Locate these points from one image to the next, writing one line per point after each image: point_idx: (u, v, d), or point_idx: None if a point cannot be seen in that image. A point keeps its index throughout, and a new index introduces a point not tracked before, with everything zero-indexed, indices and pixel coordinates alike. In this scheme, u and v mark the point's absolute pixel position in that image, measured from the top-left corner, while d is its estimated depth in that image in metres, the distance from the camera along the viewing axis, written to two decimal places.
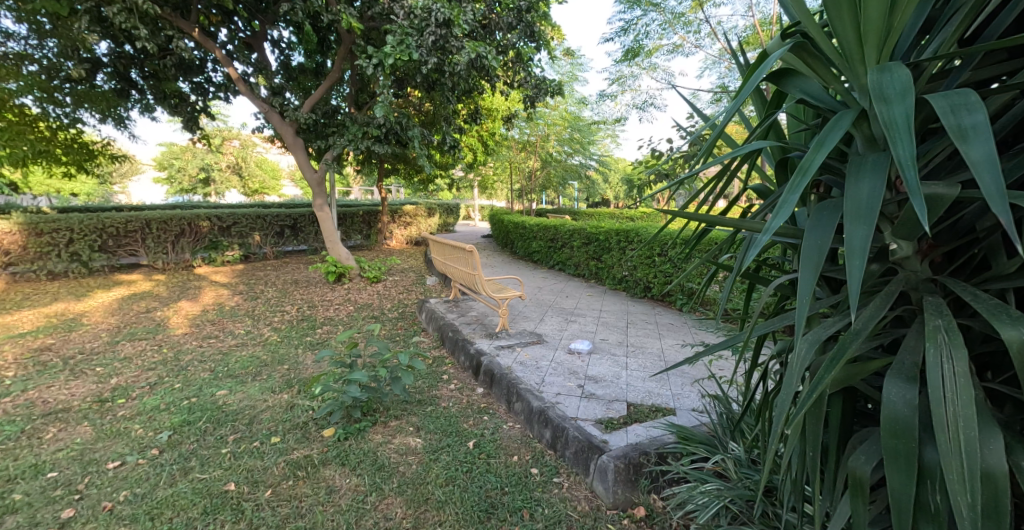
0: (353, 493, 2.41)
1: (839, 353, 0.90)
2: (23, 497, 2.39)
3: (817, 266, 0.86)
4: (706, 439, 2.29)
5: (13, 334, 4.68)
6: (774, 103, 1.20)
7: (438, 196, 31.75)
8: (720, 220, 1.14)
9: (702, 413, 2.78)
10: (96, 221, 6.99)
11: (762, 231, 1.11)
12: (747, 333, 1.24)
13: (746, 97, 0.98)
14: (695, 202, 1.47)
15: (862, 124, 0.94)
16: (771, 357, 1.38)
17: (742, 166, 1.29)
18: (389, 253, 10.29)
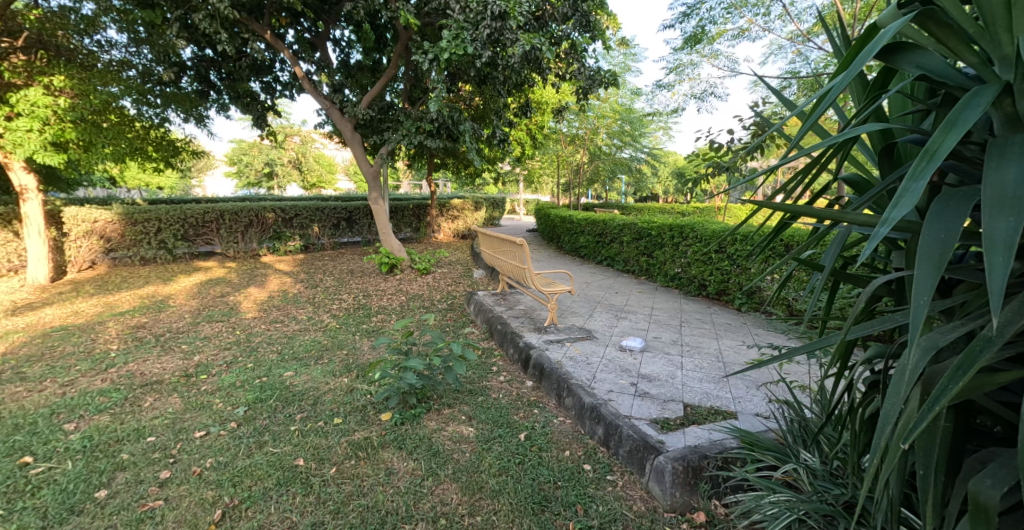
0: (411, 476, 2.49)
1: (965, 362, 0.82)
2: (129, 456, 2.66)
3: (942, 264, 0.78)
4: (774, 445, 2.16)
5: (114, 312, 5.20)
6: (878, 85, 1.10)
7: (485, 191, 32.08)
8: (809, 211, 1.06)
9: (768, 418, 2.64)
10: (179, 211, 7.61)
11: (859, 224, 1.02)
12: (839, 336, 1.15)
13: (851, 77, 0.90)
14: (775, 195, 1.37)
15: (1002, 102, 0.87)
16: (862, 363, 1.27)
17: (833, 156, 1.19)
18: (437, 246, 10.50)
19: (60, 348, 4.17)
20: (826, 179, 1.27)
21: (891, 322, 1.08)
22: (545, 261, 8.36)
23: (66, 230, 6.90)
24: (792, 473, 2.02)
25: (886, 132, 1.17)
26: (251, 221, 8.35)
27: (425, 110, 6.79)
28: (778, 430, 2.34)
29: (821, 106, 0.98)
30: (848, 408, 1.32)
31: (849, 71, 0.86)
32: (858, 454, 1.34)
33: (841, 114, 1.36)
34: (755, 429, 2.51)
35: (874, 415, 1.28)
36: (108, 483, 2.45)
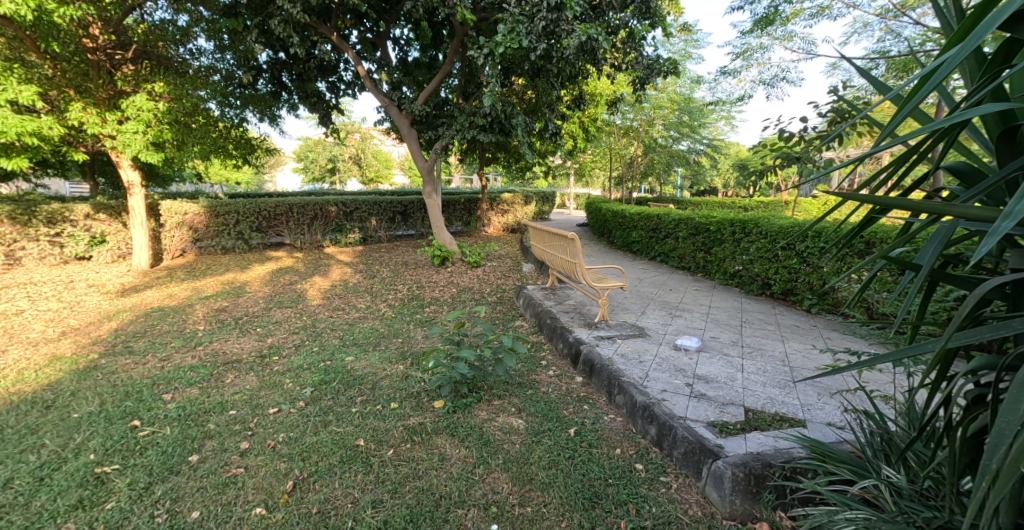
0: (463, 463, 2.56)
1: None
2: (215, 427, 2.92)
3: None
4: (850, 458, 2.01)
5: (200, 296, 5.70)
6: (997, 61, 0.99)
7: (536, 185, 32.05)
8: (907, 204, 0.98)
9: (842, 429, 2.47)
10: (255, 205, 8.18)
11: (967, 218, 0.94)
12: (940, 344, 1.05)
13: (967, 52, 0.82)
14: (861, 187, 1.28)
15: None
16: (963, 376, 1.16)
17: (936, 143, 1.09)
18: (487, 240, 10.63)
19: (157, 327, 4.63)
20: (924, 169, 1.17)
21: (1006, 330, 0.98)
22: (596, 256, 8.25)
23: (162, 222, 7.64)
24: (871, 490, 1.87)
25: (1005, 114, 1.06)
26: (316, 214, 8.83)
27: (479, 105, 6.86)
28: (855, 442, 2.18)
29: (925, 88, 0.90)
30: (945, 424, 1.20)
31: (965, 47, 0.78)
32: (958, 476, 1.23)
33: (946, 96, 1.24)
34: (828, 440, 2.36)
35: (979, 433, 1.16)
36: (199, 449, 2.71)
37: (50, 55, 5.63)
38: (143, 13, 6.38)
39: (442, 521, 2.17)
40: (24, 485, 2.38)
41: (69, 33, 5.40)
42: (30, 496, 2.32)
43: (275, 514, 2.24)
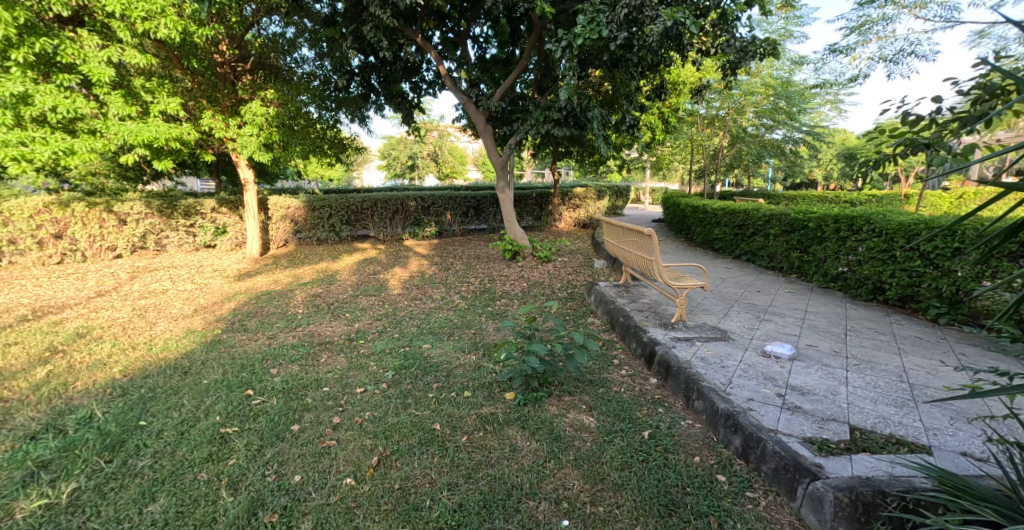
0: (533, 455, 2.59)
1: None
2: (312, 400, 3.19)
3: None
4: (994, 496, 1.70)
5: (299, 282, 6.26)
6: None
7: (610, 179, 31.26)
8: None
9: (983, 464, 2.16)
10: (345, 200, 8.79)
11: None
12: None
13: None
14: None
15: None
16: None
17: None
18: (558, 235, 10.56)
19: (265, 308, 5.15)
20: None
21: None
22: (673, 253, 7.86)
23: (270, 214, 8.49)
24: None
25: None
26: (397, 209, 9.30)
27: (555, 99, 6.81)
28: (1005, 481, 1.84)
29: None
30: None
31: None
32: None
33: None
34: (964, 474, 2.07)
35: None
36: (299, 419, 2.98)
37: (189, 70, 6.50)
38: (260, 28, 6.97)
39: (514, 511, 2.24)
40: (170, 437, 2.78)
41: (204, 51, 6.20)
42: (174, 446, 2.70)
43: (362, 485, 2.43)
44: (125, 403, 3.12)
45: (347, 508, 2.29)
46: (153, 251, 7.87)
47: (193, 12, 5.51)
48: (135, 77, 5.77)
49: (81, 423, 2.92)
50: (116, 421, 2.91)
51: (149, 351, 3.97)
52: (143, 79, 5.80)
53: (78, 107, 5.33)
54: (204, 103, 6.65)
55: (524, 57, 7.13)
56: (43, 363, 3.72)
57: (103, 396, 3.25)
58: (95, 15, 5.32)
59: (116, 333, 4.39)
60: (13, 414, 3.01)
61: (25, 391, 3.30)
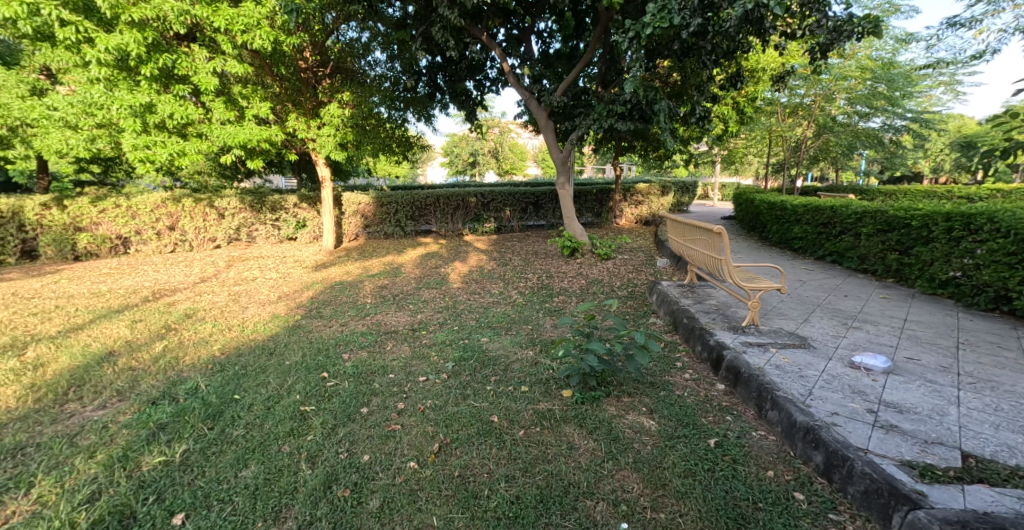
0: (591, 455, 2.55)
1: None
2: (379, 386, 3.33)
3: None
4: None
5: (368, 274, 6.55)
6: None
7: (676, 174, 29.99)
8: None
9: None
10: (410, 196, 9.10)
11: None
12: None
13: None
14: None
15: None
16: None
17: None
18: (619, 232, 10.31)
19: (338, 297, 5.45)
20: None
21: None
22: (744, 253, 7.39)
23: (343, 209, 8.97)
24: None
25: None
26: (458, 205, 9.49)
27: (620, 92, 6.62)
28: None
29: None
30: None
31: None
32: None
33: None
34: None
35: None
36: (368, 403, 3.12)
37: (278, 76, 7.01)
38: (338, 35, 7.36)
39: (572, 508, 2.23)
40: (260, 410, 3.02)
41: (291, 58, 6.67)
42: (262, 419, 2.92)
43: (425, 470, 2.51)
44: (223, 378, 3.43)
45: (411, 490, 2.37)
46: (245, 242, 8.61)
47: (283, 22, 5.95)
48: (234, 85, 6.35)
49: (189, 393, 3.24)
50: (217, 393, 3.20)
51: (241, 332, 4.35)
52: (241, 86, 6.37)
53: (189, 113, 5.95)
54: (289, 107, 7.15)
55: (589, 50, 6.98)
56: (160, 338, 4.20)
57: (205, 370, 3.59)
58: (205, 31, 5.91)
59: (214, 315, 4.84)
60: (138, 381, 3.41)
61: (147, 361, 3.72)
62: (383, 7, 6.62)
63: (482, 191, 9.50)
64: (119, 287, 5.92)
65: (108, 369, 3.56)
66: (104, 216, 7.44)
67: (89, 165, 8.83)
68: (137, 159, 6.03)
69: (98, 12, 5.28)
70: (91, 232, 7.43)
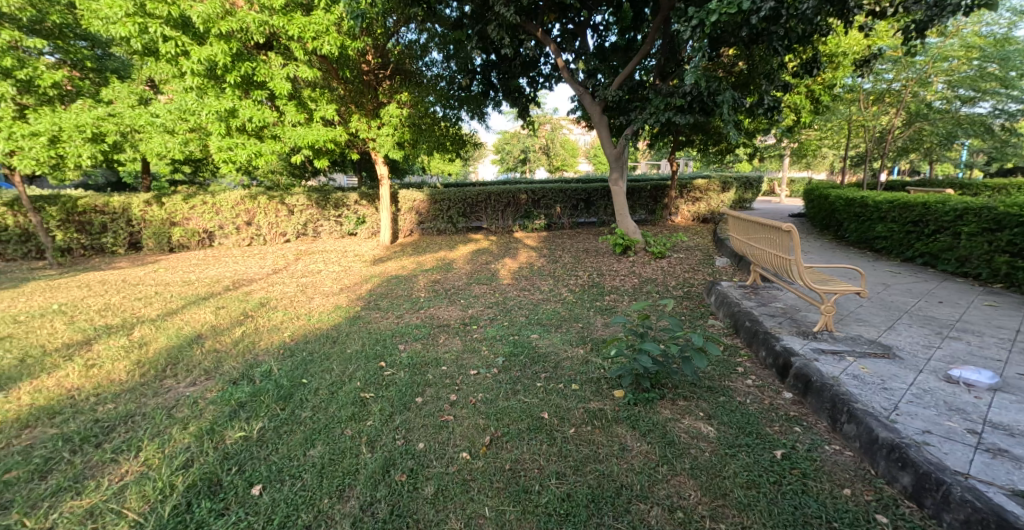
0: (644, 458, 2.49)
1: None
2: (433, 377, 3.40)
3: None
4: None
5: (422, 269, 6.72)
6: None
7: (739, 169, 28.40)
8: None
9: None
10: (462, 193, 9.24)
11: None
12: None
13: None
14: None
15: None
16: None
17: None
18: (674, 230, 9.92)
19: (393, 290, 5.63)
20: None
21: None
22: (816, 253, 6.86)
23: (399, 206, 9.26)
24: None
25: None
26: (508, 202, 9.52)
27: (679, 84, 6.35)
28: None
29: None
30: None
31: None
32: None
33: None
34: None
35: None
36: (422, 393, 3.19)
37: (342, 79, 7.33)
38: (398, 37, 7.55)
39: (624, 511, 2.18)
40: (325, 395, 3.17)
41: (355, 61, 6.97)
42: (327, 403, 3.07)
43: (477, 461, 2.54)
44: (292, 362, 3.64)
45: (463, 480, 2.40)
46: (311, 237, 9.10)
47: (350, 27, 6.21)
48: (304, 89, 6.72)
49: (264, 375, 3.47)
50: (287, 377, 3.41)
51: (307, 321, 4.60)
52: (310, 89, 6.72)
53: (265, 116, 6.36)
54: (353, 108, 7.46)
55: (647, 42, 6.73)
56: (239, 323, 4.54)
57: (277, 354, 3.84)
58: (280, 39, 6.29)
59: (283, 304, 5.15)
60: (222, 362, 3.69)
61: (228, 344, 4.03)
62: (441, 8, 6.80)
63: (532, 188, 9.48)
64: (204, 277, 6.43)
65: (198, 350, 3.89)
66: (193, 212, 8.15)
67: (182, 166, 9.72)
68: (222, 160, 6.56)
69: (193, 26, 5.80)
70: (183, 226, 8.15)
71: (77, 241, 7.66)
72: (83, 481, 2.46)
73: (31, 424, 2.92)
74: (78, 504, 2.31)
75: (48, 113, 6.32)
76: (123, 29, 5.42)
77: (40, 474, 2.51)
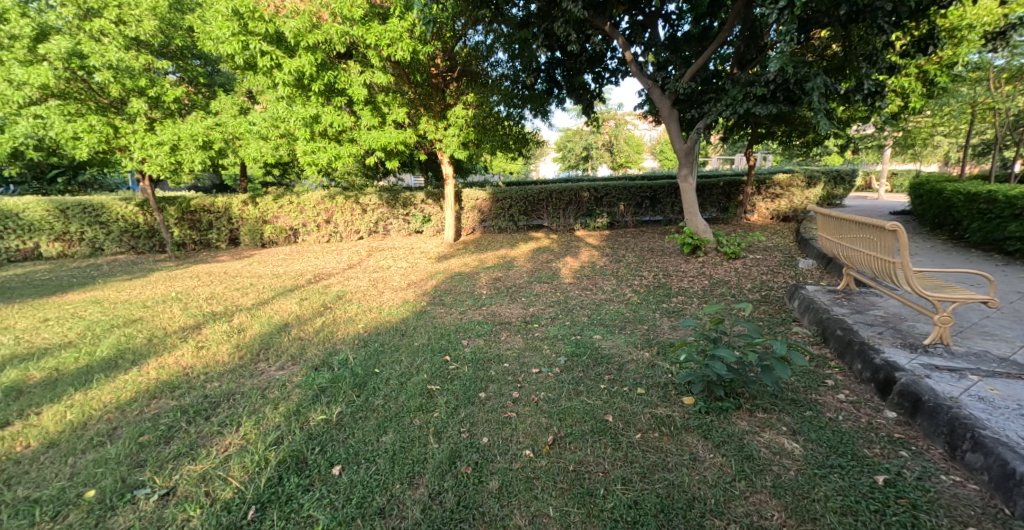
0: (719, 470, 2.36)
1: None
2: (496, 373, 3.38)
3: None
4: None
5: (485, 266, 6.76)
6: None
7: (829, 161, 25.89)
8: None
9: None
10: (524, 191, 9.21)
11: None
12: None
13: None
14: None
15: None
16: None
17: None
18: (751, 229, 9.22)
19: (457, 287, 5.69)
20: None
21: None
22: (924, 256, 6.05)
23: (463, 204, 9.41)
24: None
25: None
26: (570, 200, 9.35)
27: (761, 72, 5.86)
28: None
29: None
30: None
31: None
32: None
33: None
34: None
35: None
36: (485, 389, 3.18)
37: (412, 83, 7.57)
38: (467, 39, 7.49)
39: (697, 525, 2.09)
40: (396, 385, 3.25)
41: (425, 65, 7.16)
42: (398, 393, 3.14)
43: (540, 459, 2.50)
44: (366, 352, 3.79)
45: (528, 476, 2.38)
46: (382, 234, 9.49)
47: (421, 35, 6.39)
48: (379, 94, 7.02)
49: (342, 363, 3.63)
50: (362, 366, 3.54)
51: (379, 314, 4.77)
52: (383, 94, 7.03)
53: (344, 121, 6.72)
54: (421, 111, 7.68)
55: (724, 31, 6.26)
56: (320, 314, 4.82)
57: (353, 344, 4.02)
58: (360, 48, 6.59)
59: (355, 297, 5.39)
60: (306, 349, 3.94)
61: (311, 332, 4.29)
62: (508, 8, 6.67)
63: (594, 186, 9.25)
64: (290, 270, 6.93)
65: (286, 337, 4.18)
66: (281, 211, 8.82)
67: (272, 169, 10.55)
68: (307, 163, 7.01)
69: (285, 41, 6.27)
70: (273, 224, 8.85)
71: (189, 237, 8.60)
72: (197, 448, 2.70)
73: (157, 396, 3.26)
74: (193, 468, 2.54)
75: (170, 124, 7.07)
76: (229, 47, 5.98)
77: (165, 439, 2.79)
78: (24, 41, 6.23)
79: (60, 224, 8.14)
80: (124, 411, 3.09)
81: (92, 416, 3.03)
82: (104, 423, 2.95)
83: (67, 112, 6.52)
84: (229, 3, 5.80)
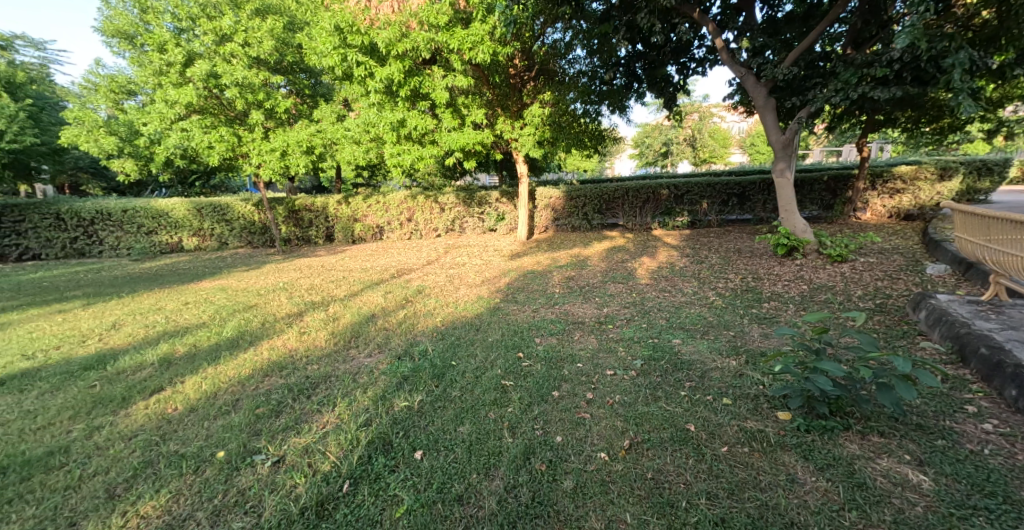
0: (823, 497, 1.96)
1: None
2: (569, 372, 3.13)
3: None
4: None
5: (558, 264, 6.51)
6: None
7: (970, 151, 22.08)
8: None
9: None
10: (598, 189, 8.83)
11: None
12: None
13: None
14: None
15: None
16: None
17: None
18: (862, 228, 8.04)
19: (530, 285, 5.48)
20: None
21: None
22: None
23: (536, 203, 9.24)
24: None
25: None
26: (647, 198, 8.79)
27: (884, 48, 4.99)
28: None
29: None
30: None
31: None
32: None
33: None
34: None
35: None
36: (558, 388, 2.93)
37: (492, 85, 7.45)
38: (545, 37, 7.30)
39: None
40: (471, 378, 3.11)
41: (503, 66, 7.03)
42: (472, 386, 3.00)
43: (616, 464, 2.22)
44: (444, 344, 3.73)
45: (602, 480, 2.12)
46: (458, 233, 9.55)
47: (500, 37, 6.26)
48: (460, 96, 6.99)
49: (421, 354, 3.58)
50: (440, 358, 3.46)
51: (455, 309, 4.71)
52: (465, 97, 7.00)
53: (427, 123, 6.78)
54: (499, 111, 7.60)
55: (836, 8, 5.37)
56: (403, 307, 4.86)
57: (432, 336, 3.97)
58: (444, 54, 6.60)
59: (432, 292, 5.39)
60: (390, 338, 3.97)
61: (394, 324, 4.33)
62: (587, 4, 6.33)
63: (675, 182, 8.61)
64: (375, 265, 7.18)
65: (372, 327, 4.24)
66: (369, 210, 9.25)
67: (364, 170, 11.06)
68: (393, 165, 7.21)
69: (379, 52, 6.51)
70: (362, 221, 9.32)
71: (294, 234, 9.29)
72: (302, 423, 2.75)
73: (269, 374, 3.40)
74: (298, 440, 2.57)
75: (281, 132, 7.64)
76: (331, 59, 6.34)
77: (275, 412, 2.87)
78: (177, 67, 6.99)
79: (197, 222, 9.17)
80: (244, 386, 3.25)
81: (221, 387, 3.22)
82: (229, 394, 3.12)
83: (205, 124, 7.23)
84: (332, 20, 6.11)
